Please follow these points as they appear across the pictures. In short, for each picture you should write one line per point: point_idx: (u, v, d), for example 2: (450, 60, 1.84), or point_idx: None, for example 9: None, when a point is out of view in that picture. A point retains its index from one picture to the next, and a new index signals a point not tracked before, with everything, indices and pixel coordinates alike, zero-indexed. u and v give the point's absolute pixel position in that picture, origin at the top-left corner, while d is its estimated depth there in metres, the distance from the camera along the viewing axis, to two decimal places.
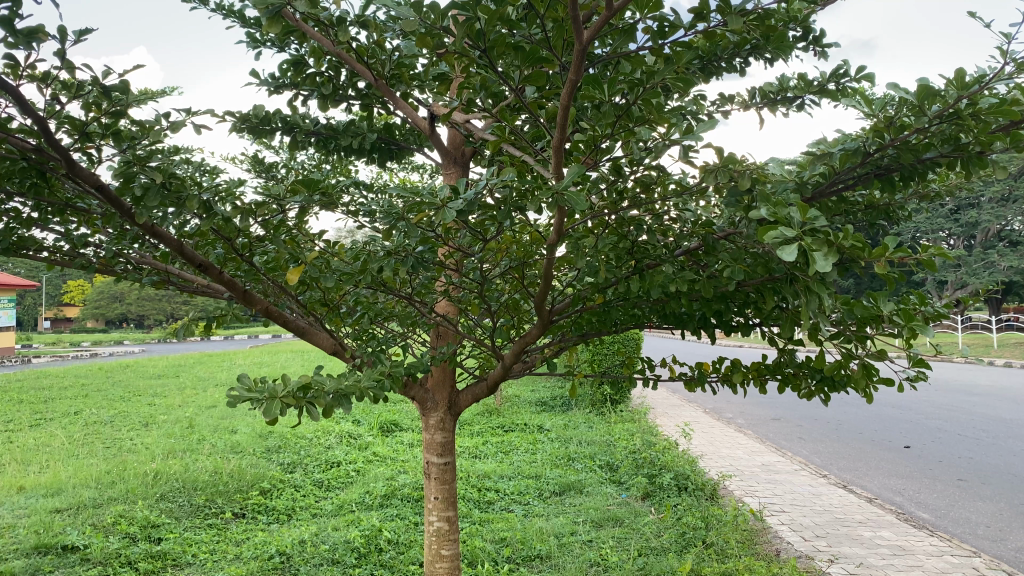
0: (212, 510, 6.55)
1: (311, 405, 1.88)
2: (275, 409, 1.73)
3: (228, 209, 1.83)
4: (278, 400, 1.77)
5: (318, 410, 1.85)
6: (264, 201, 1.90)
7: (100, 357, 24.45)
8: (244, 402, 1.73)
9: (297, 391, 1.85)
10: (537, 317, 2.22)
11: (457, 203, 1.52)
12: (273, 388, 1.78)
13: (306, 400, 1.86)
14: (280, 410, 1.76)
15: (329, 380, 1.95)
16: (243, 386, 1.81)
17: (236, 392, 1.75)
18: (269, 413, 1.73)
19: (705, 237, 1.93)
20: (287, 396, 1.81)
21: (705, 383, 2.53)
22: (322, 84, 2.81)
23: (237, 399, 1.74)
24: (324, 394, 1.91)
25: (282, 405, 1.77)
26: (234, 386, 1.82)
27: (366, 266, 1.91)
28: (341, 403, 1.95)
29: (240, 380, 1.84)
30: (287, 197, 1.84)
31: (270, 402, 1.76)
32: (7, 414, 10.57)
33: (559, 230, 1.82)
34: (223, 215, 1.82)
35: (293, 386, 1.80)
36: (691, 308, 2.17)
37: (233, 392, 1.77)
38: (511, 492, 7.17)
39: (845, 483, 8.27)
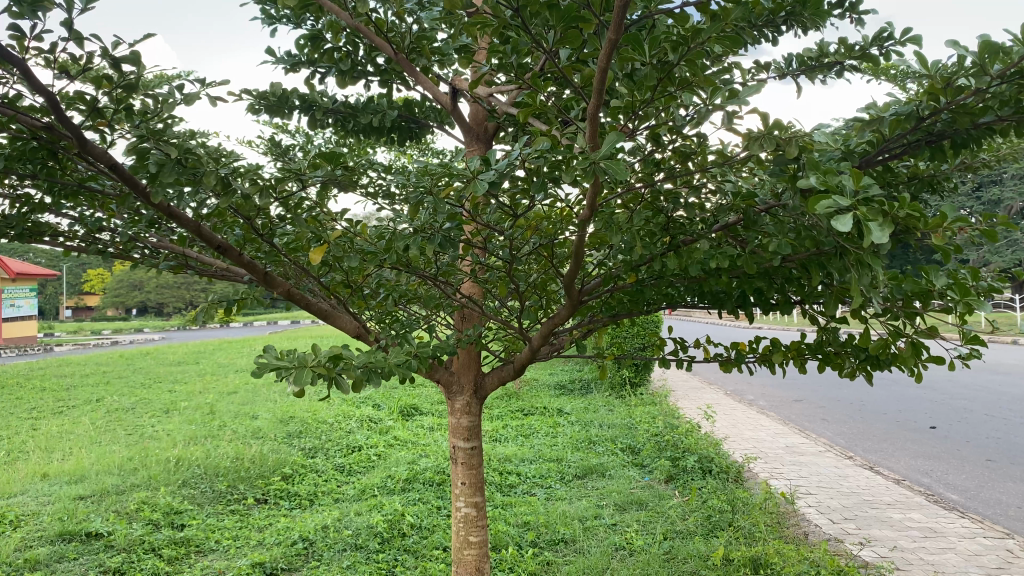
0: (234, 496, 6.54)
1: (342, 375, 1.80)
2: (304, 377, 1.67)
3: (245, 185, 1.75)
4: (308, 369, 1.71)
5: (349, 381, 1.78)
6: (284, 178, 1.82)
7: (121, 344, 24.68)
8: (273, 370, 1.67)
9: (327, 361, 1.78)
10: (566, 297, 2.13)
11: (489, 174, 1.44)
12: (303, 356, 1.72)
13: (337, 372, 1.80)
14: (310, 378, 1.69)
15: (361, 354, 1.90)
16: (272, 356, 1.76)
17: (265, 360, 1.69)
18: (299, 382, 1.67)
19: (746, 210, 1.84)
20: (320, 364, 1.75)
21: (741, 364, 2.43)
22: (341, 60, 2.72)
23: (266, 367, 1.69)
24: (354, 368, 1.85)
25: (312, 374, 1.70)
26: (262, 355, 1.77)
27: (391, 245, 1.82)
28: (372, 377, 1.88)
29: (270, 351, 1.79)
30: (307, 172, 1.75)
31: (300, 370, 1.70)
32: (30, 402, 10.62)
33: (593, 204, 1.73)
34: (241, 192, 1.73)
35: (324, 355, 1.74)
36: (730, 284, 2.08)
37: (262, 361, 1.71)
38: (533, 475, 7.12)
39: (871, 464, 8.17)
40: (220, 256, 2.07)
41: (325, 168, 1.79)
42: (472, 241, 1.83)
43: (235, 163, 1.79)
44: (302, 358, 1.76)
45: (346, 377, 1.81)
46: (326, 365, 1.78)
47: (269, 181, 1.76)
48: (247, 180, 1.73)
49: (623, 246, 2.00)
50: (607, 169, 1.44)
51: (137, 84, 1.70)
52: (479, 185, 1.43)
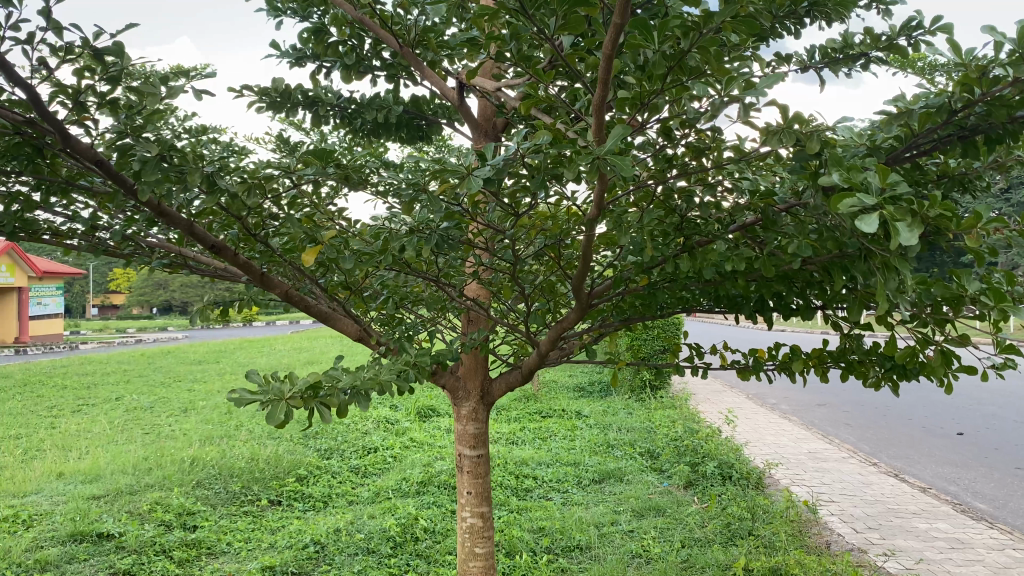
0: (247, 497, 6.49)
1: (322, 405, 1.75)
2: (281, 414, 1.61)
3: (232, 183, 1.67)
4: (285, 402, 1.65)
5: (329, 411, 1.73)
6: (272, 175, 1.75)
7: (144, 343, 24.84)
8: (247, 405, 1.62)
9: (306, 391, 1.72)
10: (575, 300, 2.03)
11: (485, 170, 1.33)
12: (279, 389, 1.66)
13: (317, 401, 1.74)
14: (287, 413, 1.64)
15: (345, 377, 1.84)
16: (249, 386, 1.70)
17: (239, 394, 1.63)
18: (275, 418, 1.61)
19: (765, 210, 1.73)
20: (298, 395, 1.69)
21: (760, 371, 2.31)
22: (345, 54, 2.63)
23: (239, 402, 1.63)
24: (337, 394, 1.80)
25: (289, 408, 1.65)
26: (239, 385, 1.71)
27: (386, 247, 1.74)
28: (356, 401, 1.83)
29: (248, 379, 1.73)
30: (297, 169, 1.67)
31: (275, 405, 1.64)
32: (50, 400, 10.68)
33: (600, 203, 1.63)
34: (227, 190, 1.66)
35: (302, 387, 1.68)
36: (748, 288, 1.96)
37: (237, 394, 1.65)
38: (549, 480, 7.02)
39: (896, 472, 7.98)
40: (215, 255, 2.00)
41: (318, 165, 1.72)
42: (471, 243, 1.74)
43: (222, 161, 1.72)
44: (279, 388, 1.70)
45: (327, 405, 1.75)
46: (305, 394, 1.72)
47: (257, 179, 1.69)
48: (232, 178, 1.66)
49: (633, 248, 1.89)
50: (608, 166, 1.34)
51: (120, 77, 1.63)
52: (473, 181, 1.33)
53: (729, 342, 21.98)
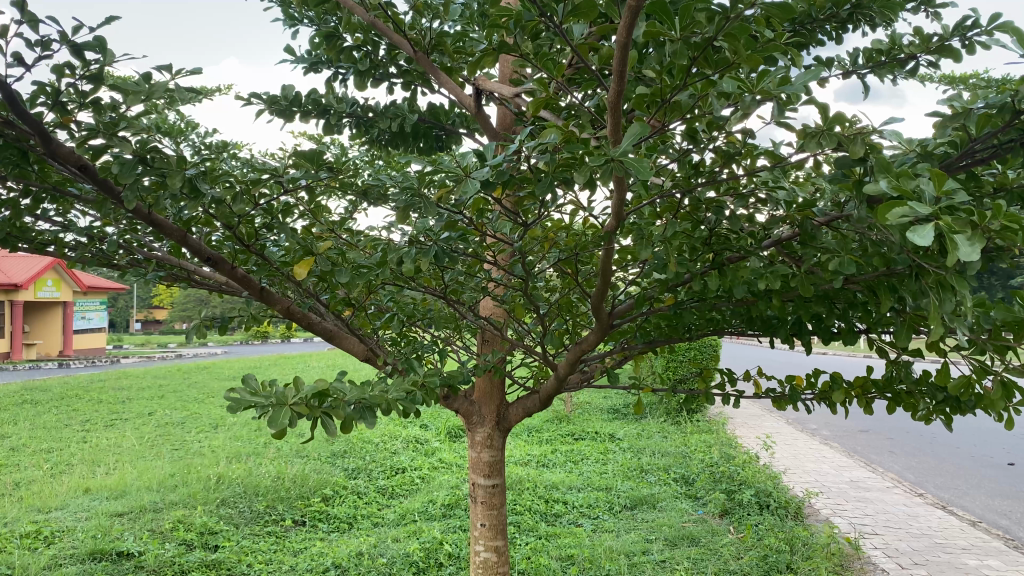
0: (272, 517, 6.39)
1: (327, 416, 1.59)
2: (281, 420, 1.46)
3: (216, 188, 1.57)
4: (287, 408, 1.50)
5: (335, 422, 1.58)
6: (262, 182, 1.64)
7: (182, 358, 25.14)
8: (246, 409, 1.47)
9: (311, 399, 1.57)
10: (594, 320, 1.88)
11: (484, 171, 1.18)
12: (281, 394, 1.51)
13: (323, 412, 1.59)
14: (289, 419, 1.48)
15: (352, 389, 1.68)
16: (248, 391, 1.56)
17: (237, 398, 1.49)
18: (275, 423, 1.46)
19: (802, 222, 1.56)
20: (302, 400, 1.55)
21: (797, 401, 2.11)
22: (359, 60, 2.51)
23: (238, 405, 1.48)
24: (344, 405, 1.63)
25: (291, 415, 1.49)
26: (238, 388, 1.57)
27: (385, 260, 1.60)
28: (365, 417, 1.67)
29: (247, 384, 1.59)
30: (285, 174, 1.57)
31: (276, 411, 1.49)
32: (84, 413, 10.74)
33: (618, 210, 1.48)
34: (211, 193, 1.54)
35: (308, 391, 1.54)
36: (784, 310, 1.77)
37: (234, 397, 1.50)
38: (580, 505, 6.81)
39: (944, 503, 7.62)
40: (211, 269, 1.88)
41: (309, 168, 1.60)
42: (479, 257, 1.59)
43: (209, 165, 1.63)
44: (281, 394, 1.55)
45: (333, 417, 1.60)
46: (311, 402, 1.57)
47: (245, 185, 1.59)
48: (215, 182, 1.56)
49: (656, 263, 1.73)
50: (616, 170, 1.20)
51: (102, 75, 1.53)
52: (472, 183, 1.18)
53: (765, 364, 21.67)
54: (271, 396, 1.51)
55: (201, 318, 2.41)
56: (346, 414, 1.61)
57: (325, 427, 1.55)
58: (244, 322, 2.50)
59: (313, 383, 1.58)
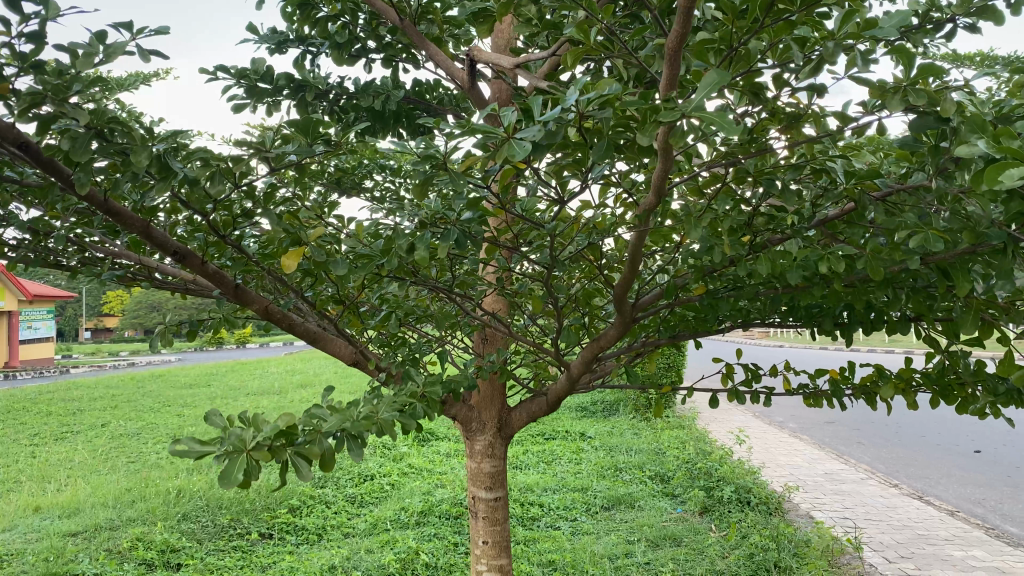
0: (237, 531, 6.07)
1: (296, 457, 1.36)
2: (235, 474, 1.24)
3: (191, 166, 1.32)
4: (244, 457, 1.28)
5: (308, 463, 1.35)
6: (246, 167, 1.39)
7: (134, 366, 24.41)
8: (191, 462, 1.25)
9: (277, 440, 1.34)
10: (617, 315, 1.68)
11: (531, 132, 0.98)
12: (238, 438, 1.29)
13: (292, 451, 1.37)
14: (246, 471, 1.27)
15: (329, 420, 1.45)
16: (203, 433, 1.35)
17: (184, 447, 1.27)
18: (227, 479, 1.25)
19: (863, 196, 1.38)
20: (266, 443, 1.32)
21: (833, 398, 1.93)
22: (336, 32, 2.26)
23: (184, 457, 1.26)
24: (320, 440, 1.40)
25: (248, 464, 1.27)
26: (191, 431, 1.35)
27: (390, 251, 1.38)
28: (347, 448, 1.48)
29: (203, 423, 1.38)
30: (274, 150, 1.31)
31: (231, 461, 1.27)
32: (33, 427, 10.24)
33: (661, 188, 1.28)
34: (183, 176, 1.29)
35: (272, 433, 1.30)
36: (834, 300, 1.59)
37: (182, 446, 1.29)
38: (557, 507, 6.60)
39: (919, 493, 7.59)
40: (179, 265, 1.64)
41: (301, 143, 1.36)
42: (497, 243, 1.39)
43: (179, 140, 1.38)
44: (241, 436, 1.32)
45: (306, 455, 1.38)
46: (276, 444, 1.34)
47: (222, 160, 1.34)
48: (190, 160, 1.32)
49: (693, 247, 1.53)
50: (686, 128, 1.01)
51: (43, 32, 1.27)
52: (519, 145, 0.97)
53: (725, 357, 21.76)
54: (227, 444, 1.28)
55: (166, 321, 2.15)
56: (323, 452, 1.40)
57: (296, 470, 1.33)
58: (213, 327, 2.24)
59: (277, 422, 1.34)
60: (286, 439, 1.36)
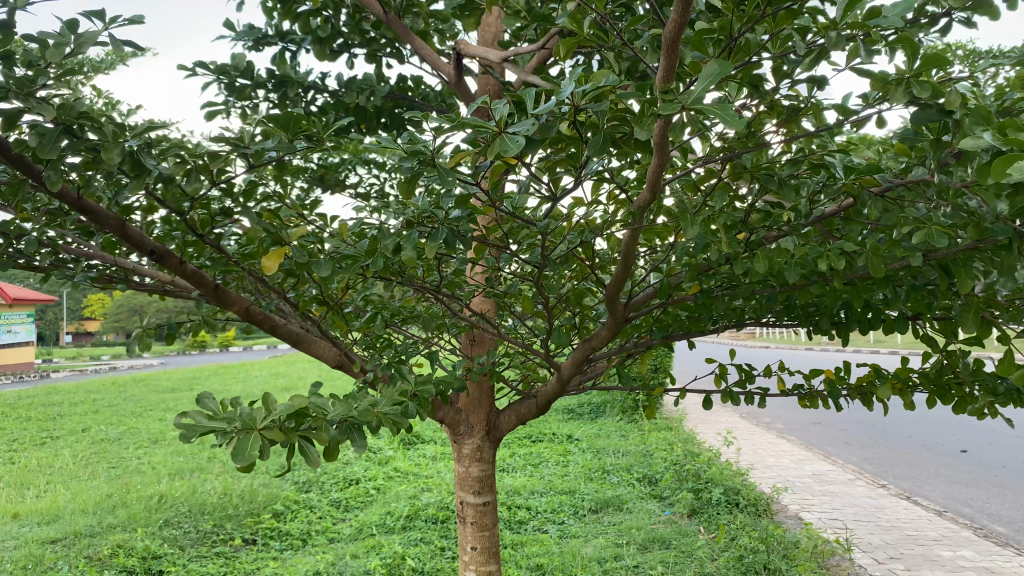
0: (220, 537, 5.98)
1: (306, 439, 1.28)
2: (251, 452, 1.15)
3: (166, 163, 1.25)
4: (256, 434, 1.18)
5: (317, 448, 1.26)
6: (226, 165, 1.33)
7: (117, 370, 24.20)
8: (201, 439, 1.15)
9: (286, 421, 1.25)
10: (609, 314, 1.64)
11: (524, 124, 0.92)
12: (249, 416, 1.20)
13: (300, 436, 1.27)
14: (260, 449, 1.17)
15: (335, 405, 1.37)
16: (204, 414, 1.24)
17: (192, 424, 1.17)
18: (242, 456, 1.15)
19: (862, 192, 1.34)
20: (276, 422, 1.22)
21: (828, 399, 1.89)
22: (318, 26, 2.19)
23: (192, 433, 1.15)
24: (327, 424, 1.32)
25: (261, 443, 1.18)
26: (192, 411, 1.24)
27: (374, 250, 1.32)
28: (352, 436, 1.40)
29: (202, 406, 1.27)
30: (254, 147, 1.26)
31: (243, 438, 1.17)
32: (12, 432, 10.09)
33: (655, 182, 1.24)
34: (158, 173, 1.24)
35: (282, 412, 1.21)
36: (832, 299, 1.54)
37: (188, 424, 1.18)
38: (545, 510, 6.55)
39: (906, 493, 7.60)
40: (155, 264, 1.58)
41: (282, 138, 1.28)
42: (486, 241, 1.34)
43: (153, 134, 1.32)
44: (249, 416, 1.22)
45: (314, 441, 1.29)
46: (285, 425, 1.25)
47: (200, 156, 1.28)
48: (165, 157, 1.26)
49: (689, 245, 1.49)
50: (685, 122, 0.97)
51: (11, 21, 1.21)
52: (513, 139, 0.92)
53: (710, 358, 21.82)
54: (236, 421, 1.19)
55: (143, 325, 2.08)
56: (330, 437, 1.31)
57: (306, 455, 1.24)
58: (191, 329, 2.18)
59: (286, 402, 1.25)
60: (294, 422, 1.27)
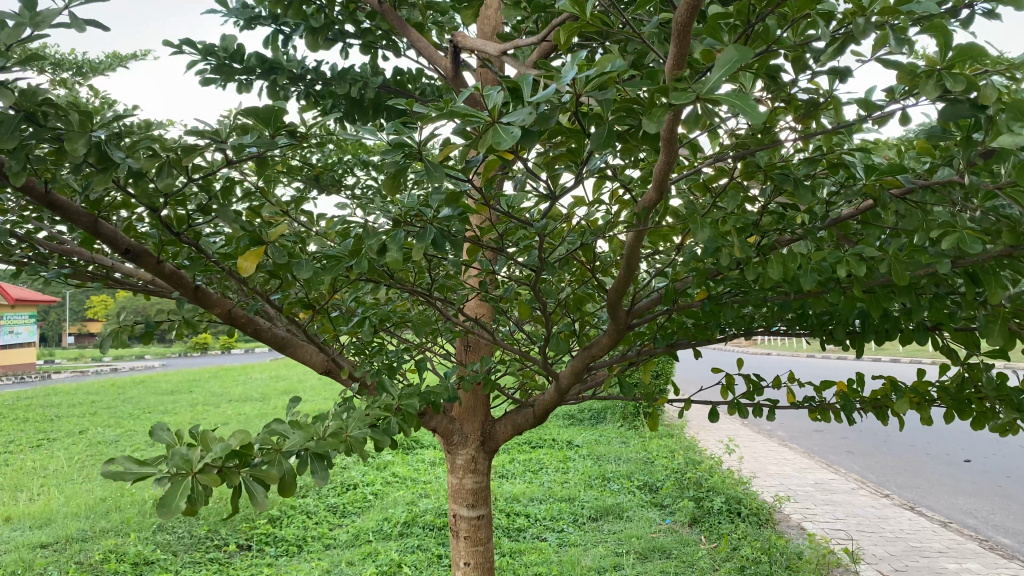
0: (213, 542, 5.89)
1: (253, 479, 1.23)
2: (179, 499, 1.11)
3: (135, 155, 1.17)
4: (187, 479, 1.15)
5: (265, 488, 1.22)
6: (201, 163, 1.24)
7: (117, 372, 24.13)
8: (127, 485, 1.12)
9: (230, 460, 1.21)
10: (611, 320, 1.55)
11: (521, 114, 0.82)
12: (183, 459, 1.16)
13: (249, 473, 1.23)
14: (189, 495, 1.14)
15: (291, 437, 1.32)
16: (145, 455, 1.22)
17: (120, 469, 1.14)
18: (169, 504, 1.11)
19: (883, 194, 1.25)
20: (216, 465, 1.18)
21: (840, 412, 1.79)
22: (312, 16, 2.12)
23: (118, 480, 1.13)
24: (279, 460, 1.27)
25: (192, 489, 1.14)
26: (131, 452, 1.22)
27: (358, 250, 1.23)
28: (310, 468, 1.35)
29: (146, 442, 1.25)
30: (228, 138, 1.18)
31: (173, 483, 1.14)
32: (8, 433, 10.01)
33: (663, 182, 1.14)
34: (128, 166, 1.15)
35: (222, 455, 1.17)
36: (847, 308, 1.45)
37: (118, 469, 1.16)
38: (543, 518, 6.45)
39: (910, 504, 7.48)
40: (132, 262, 1.49)
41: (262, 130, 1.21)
42: (479, 243, 1.24)
43: (122, 125, 1.22)
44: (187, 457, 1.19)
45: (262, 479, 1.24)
46: (227, 466, 1.20)
47: (173, 149, 1.20)
48: (134, 149, 1.18)
49: (697, 249, 1.39)
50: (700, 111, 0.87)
51: None
52: (509, 129, 0.81)
53: (712, 364, 21.71)
54: (170, 467, 1.14)
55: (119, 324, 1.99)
56: (282, 474, 1.26)
57: (253, 495, 1.20)
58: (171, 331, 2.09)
59: (229, 441, 1.20)
60: (241, 460, 1.22)
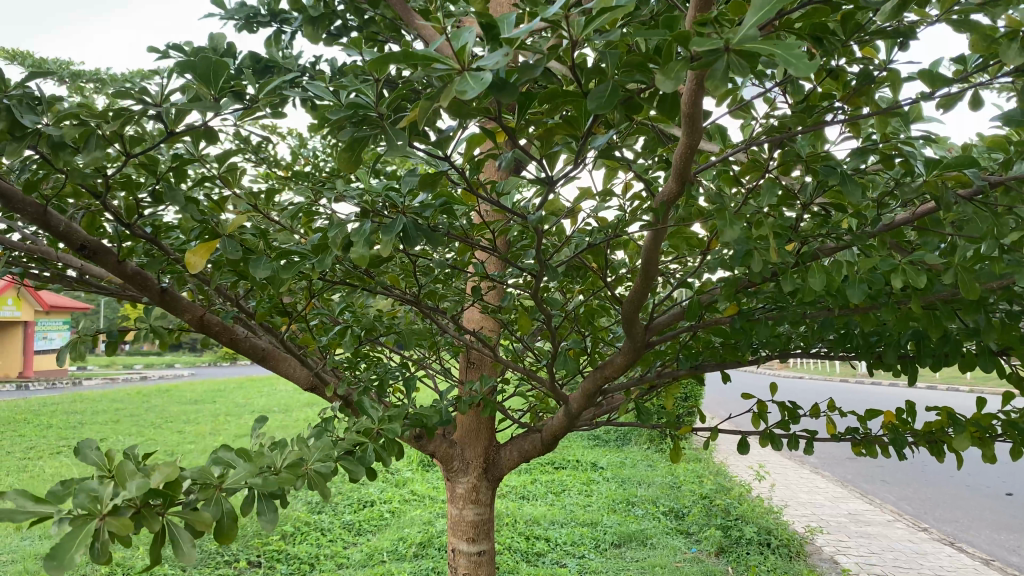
0: (224, 558, 5.71)
1: (183, 521, 0.97)
2: (82, 541, 0.83)
3: (57, 122, 1.01)
4: (97, 520, 0.86)
5: (196, 533, 0.95)
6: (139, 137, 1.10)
7: (146, 380, 24.25)
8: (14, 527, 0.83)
9: (155, 495, 0.94)
10: (627, 338, 1.37)
11: (492, 61, 0.65)
12: (96, 494, 0.88)
13: (177, 513, 0.96)
14: (95, 539, 0.85)
15: (239, 468, 1.07)
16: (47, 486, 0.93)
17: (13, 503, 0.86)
18: (72, 548, 0.82)
19: (944, 193, 1.04)
20: (132, 505, 0.91)
21: (889, 447, 1.57)
22: (311, 4, 1.93)
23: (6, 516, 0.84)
24: (220, 499, 1.02)
25: (100, 531, 0.86)
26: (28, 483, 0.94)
27: (325, 246, 1.06)
28: (256, 508, 1.10)
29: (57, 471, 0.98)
30: (166, 108, 1.02)
31: (80, 523, 0.85)
32: (30, 439, 9.97)
33: (685, 167, 0.96)
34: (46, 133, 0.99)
35: (140, 493, 0.89)
36: (899, 327, 1.24)
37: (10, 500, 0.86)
38: (564, 542, 6.21)
39: (950, 539, 7.12)
40: (92, 262, 1.32)
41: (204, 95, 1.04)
42: (466, 239, 1.06)
43: (51, 95, 1.07)
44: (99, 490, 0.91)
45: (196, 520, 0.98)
46: (151, 504, 0.94)
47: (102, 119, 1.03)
48: (56, 117, 1.01)
49: (723, 255, 1.20)
50: (733, 68, 0.68)
51: None
52: (478, 77, 0.65)
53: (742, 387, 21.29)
54: (74, 504, 0.87)
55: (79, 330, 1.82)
56: (217, 517, 1.01)
57: (175, 545, 0.93)
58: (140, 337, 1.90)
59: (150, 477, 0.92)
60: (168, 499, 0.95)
